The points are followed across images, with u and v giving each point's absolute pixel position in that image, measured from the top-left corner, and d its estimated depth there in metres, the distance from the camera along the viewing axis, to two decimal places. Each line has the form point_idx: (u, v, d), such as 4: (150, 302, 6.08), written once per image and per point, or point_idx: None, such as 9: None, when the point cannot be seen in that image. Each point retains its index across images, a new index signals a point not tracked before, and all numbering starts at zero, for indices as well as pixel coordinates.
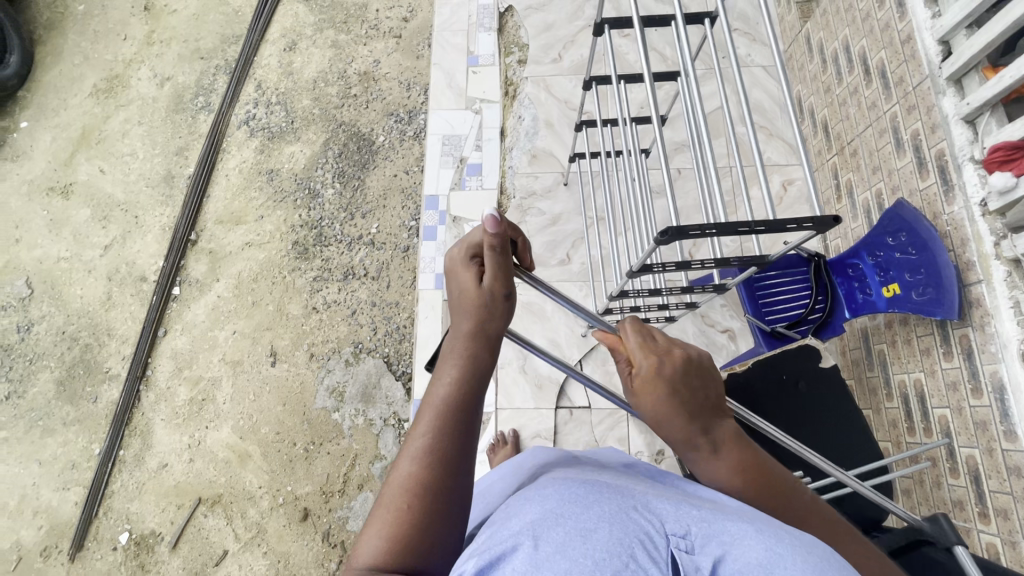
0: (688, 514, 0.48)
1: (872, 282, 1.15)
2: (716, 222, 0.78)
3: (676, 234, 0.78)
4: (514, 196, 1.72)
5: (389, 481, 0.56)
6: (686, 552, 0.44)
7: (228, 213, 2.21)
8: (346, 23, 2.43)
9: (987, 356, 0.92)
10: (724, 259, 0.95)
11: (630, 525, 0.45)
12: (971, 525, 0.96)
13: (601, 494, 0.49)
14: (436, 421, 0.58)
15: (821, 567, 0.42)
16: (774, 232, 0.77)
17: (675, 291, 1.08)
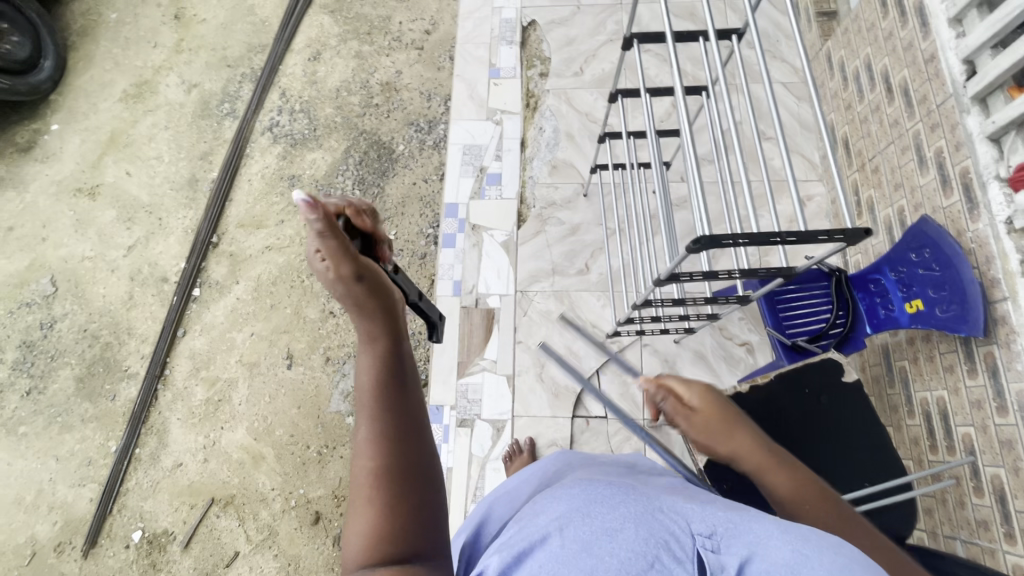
0: (716, 515, 0.47)
1: (895, 297, 1.14)
2: (748, 232, 0.79)
3: (709, 243, 0.79)
4: (534, 206, 1.74)
5: (350, 480, 0.54)
6: (713, 551, 0.43)
7: (249, 217, 2.25)
8: (369, 34, 2.49)
9: (1014, 374, 0.92)
10: (750, 270, 0.96)
11: (656, 526, 0.44)
12: (996, 546, 0.95)
13: (626, 495, 0.49)
14: (373, 402, 0.57)
15: (854, 567, 0.39)
16: (805, 243, 0.77)
17: (698, 302, 1.08)
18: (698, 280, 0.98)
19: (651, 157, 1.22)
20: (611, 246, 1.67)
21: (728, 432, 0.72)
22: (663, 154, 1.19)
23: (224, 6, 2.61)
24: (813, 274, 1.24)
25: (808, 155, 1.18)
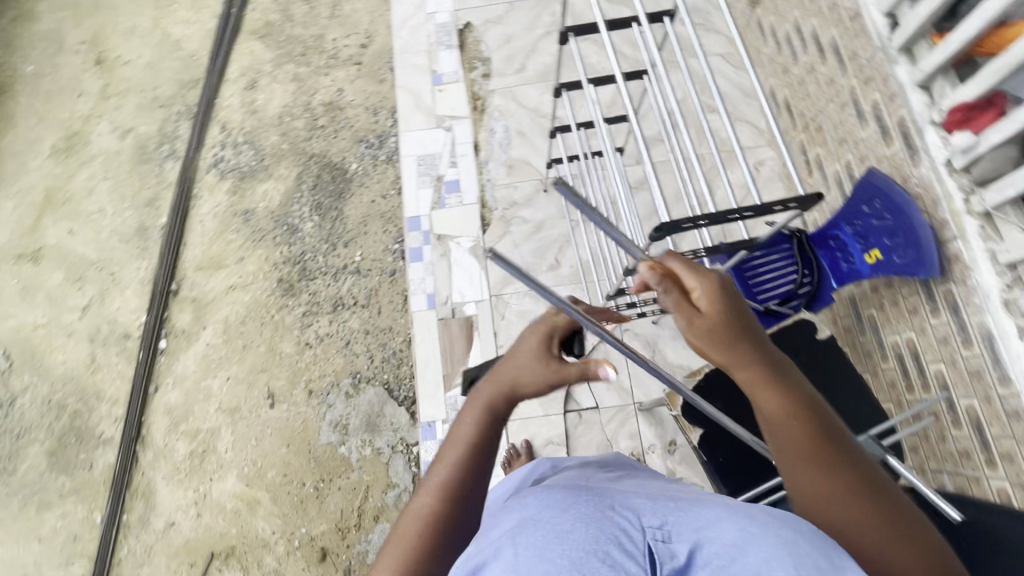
0: (666, 505, 0.49)
1: (854, 250, 1.17)
2: (707, 213, 0.80)
3: (670, 229, 0.80)
4: (496, 208, 1.74)
5: (407, 514, 0.68)
6: (663, 541, 0.45)
7: (207, 258, 2.18)
8: (305, 56, 2.43)
9: (973, 308, 0.96)
10: (714, 247, 0.97)
11: (606, 523, 0.46)
12: (981, 474, 0.99)
13: (576, 495, 0.51)
14: (451, 476, 0.69)
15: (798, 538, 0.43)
16: (762, 216, 0.79)
17: None
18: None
19: (602, 143, 1.20)
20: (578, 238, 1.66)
21: (730, 343, 0.62)
22: (615, 139, 1.17)
23: (147, 44, 2.51)
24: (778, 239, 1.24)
25: (756, 122, 1.19)
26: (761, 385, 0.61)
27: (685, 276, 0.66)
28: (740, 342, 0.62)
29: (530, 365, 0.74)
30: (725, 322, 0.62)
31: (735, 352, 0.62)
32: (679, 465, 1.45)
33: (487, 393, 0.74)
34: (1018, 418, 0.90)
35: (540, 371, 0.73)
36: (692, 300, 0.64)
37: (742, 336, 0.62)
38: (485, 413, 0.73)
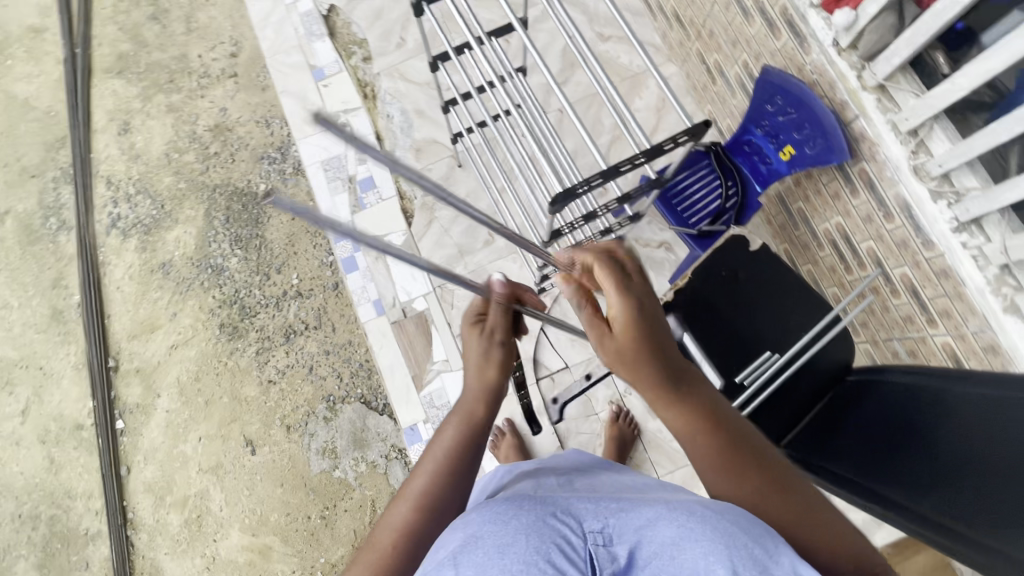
0: (608, 516, 0.59)
1: (769, 150, 1.19)
2: (600, 171, 0.85)
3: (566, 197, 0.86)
4: (416, 196, 1.66)
5: (382, 521, 0.71)
6: (604, 544, 0.55)
7: (138, 325, 2.04)
8: (173, 82, 2.22)
9: (887, 182, 0.97)
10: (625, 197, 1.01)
11: (545, 533, 0.54)
12: (925, 334, 1.04)
13: (519, 506, 0.58)
14: (425, 486, 0.72)
15: (731, 529, 0.53)
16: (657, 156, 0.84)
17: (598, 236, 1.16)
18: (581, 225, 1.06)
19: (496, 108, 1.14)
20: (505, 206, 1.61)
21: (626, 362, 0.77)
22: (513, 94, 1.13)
23: None
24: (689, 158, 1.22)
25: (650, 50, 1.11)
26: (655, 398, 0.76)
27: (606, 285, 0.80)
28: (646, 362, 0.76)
29: (483, 352, 0.79)
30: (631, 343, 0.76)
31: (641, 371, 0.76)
32: None
33: (464, 407, 0.78)
34: (946, 276, 0.93)
35: (497, 367, 0.79)
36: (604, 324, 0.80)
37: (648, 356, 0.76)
38: (462, 426, 0.77)
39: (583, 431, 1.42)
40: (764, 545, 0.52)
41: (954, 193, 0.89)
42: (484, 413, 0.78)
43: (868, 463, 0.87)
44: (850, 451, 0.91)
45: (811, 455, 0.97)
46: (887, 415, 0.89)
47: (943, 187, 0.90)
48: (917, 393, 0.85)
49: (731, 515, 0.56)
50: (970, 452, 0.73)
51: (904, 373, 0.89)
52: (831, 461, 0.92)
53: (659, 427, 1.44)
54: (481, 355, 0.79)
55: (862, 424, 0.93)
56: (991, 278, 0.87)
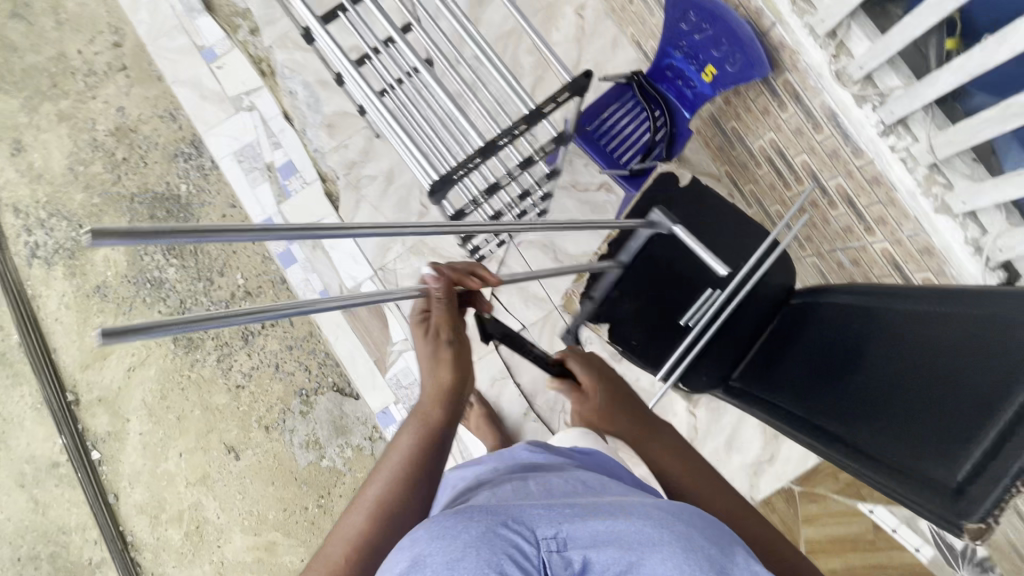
0: (564, 517, 0.55)
1: (691, 73, 1.10)
2: (477, 149, 0.91)
3: (444, 182, 0.91)
4: (340, 175, 1.56)
5: (340, 531, 0.69)
6: (559, 550, 0.52)
7: (88, 353, 1.95)
8: (57, 86, 2.00)
9: (811, 92, 0.91)
10: (524, 162, 0.95)
11: (497, 542, 0.50)
12: (864, 242, 1.02)
13: (469, 515, 0.53)
14: (385, 492, 0.69)
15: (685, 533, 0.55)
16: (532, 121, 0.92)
17: (516, 203, 1.11)
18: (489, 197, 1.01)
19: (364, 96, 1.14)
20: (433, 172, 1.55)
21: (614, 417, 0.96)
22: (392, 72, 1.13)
23: None
24: (598, 106, 1.17)
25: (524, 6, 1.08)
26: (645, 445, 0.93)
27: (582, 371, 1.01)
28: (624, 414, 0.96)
29: (432, 353, 0.76)
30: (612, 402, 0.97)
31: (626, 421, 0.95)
32: None
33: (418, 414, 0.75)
34: (878, 182, 0.90)
35: (450, 369, 0.75)
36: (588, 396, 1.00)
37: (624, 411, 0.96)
38: (417, 434, 0.73)
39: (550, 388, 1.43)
40: (713, 542, 0.56)
41: (878, 94, 0.84)
42: (439, 415, 0.75)
43: (805, 393, 0.90)
44: (789, 379, 0.94)
45: (756, 386, 0.99)
46: (821, 343, 0.91)
47: (867, 89, 0.85)
48: (848, 316, 0.87)
49: (686, 517, 0.58)
50: (895, 382, 0.78)
51: (843, 292, 0.88)
52: (773, 393, 0.95)
53: None
54: (429, 357, 0.76)
55: (801, 352, 0.94)
56: (921, 179, 0.84)
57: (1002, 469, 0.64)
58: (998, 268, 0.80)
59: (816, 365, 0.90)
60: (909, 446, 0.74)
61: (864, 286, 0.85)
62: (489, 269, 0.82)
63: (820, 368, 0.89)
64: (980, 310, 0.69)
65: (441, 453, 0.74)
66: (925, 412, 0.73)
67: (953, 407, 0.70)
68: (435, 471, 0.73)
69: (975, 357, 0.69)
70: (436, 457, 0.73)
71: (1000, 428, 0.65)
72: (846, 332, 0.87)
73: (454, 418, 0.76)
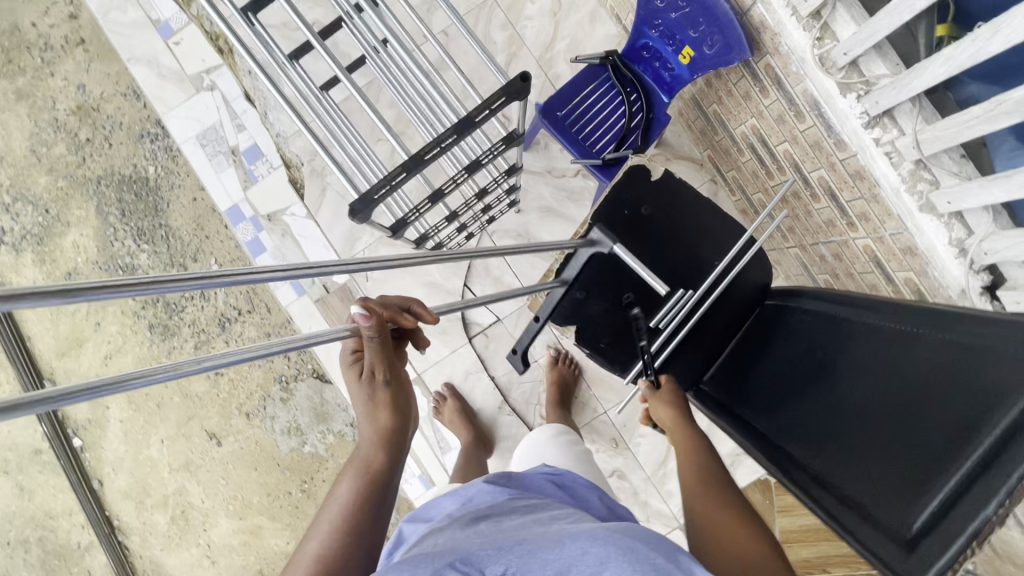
0: (511, 551, 0.52)
1: (668, 54, 1.03)
2: (402, 162, 0.84)
3: (368, 202, 0.86)
4: (306, 161, 1.49)
5: None
6: None
7: (64, 341, 1.93)
8: (13, 63, 1.90)
9: (794, 78, 0.84)
10: (469, 166, 0.88)
11: None
12: (847, 237, 0.97)
13: (411, 566, 0.49)
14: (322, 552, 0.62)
15: (635, 547, 0.53)
16: (469, 130, 0.83)
17: (471, 204, 1.01)
18: (432, 205, 0.92)
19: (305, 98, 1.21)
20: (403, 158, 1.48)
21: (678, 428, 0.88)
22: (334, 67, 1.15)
23: None
24: (570, 87, 1.09)
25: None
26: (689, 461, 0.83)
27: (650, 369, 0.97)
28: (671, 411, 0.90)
29: (368, 396, 0.71)
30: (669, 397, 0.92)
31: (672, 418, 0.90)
32: None
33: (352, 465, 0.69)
34: (861, 177, 0.84)
35: (387, 411, 0.71)
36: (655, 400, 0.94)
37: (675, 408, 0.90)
38: (354, 484, 0.67)
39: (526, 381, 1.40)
40: (663, 552, 0.54)
41: (863, 83, 0.77)
42: (377, 460, 0.69)
43: (774, 407, 0.87)
44: (759, 390, 0.91)
45: (725, 393, 0.96)
46: (793, 356, 0.89)
47: (852, 77, 0.78)
48: (822, 326, 0.86)
49: (632, 531, 0.55)
50: (867, 407, 0.74)
51: (813, 300, 0.88)
52: (740, 403, 0.93)
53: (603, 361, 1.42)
54: (365, 402, 0.71)
55: (774, 364, 0.92)
56: (905, 175, 0.78)
57: (957, 526, 0.57)
58: (983, 270, 0.75)
59: (790, 378, 0.87)
60: (868, 482, 0.68)
61: (835, 293, 0.85)
62: (424, 303, 0.74)
63: (793, 382, 0.87)
64: (964, 336, 0.66)
65: (384, 504, 0.68)
66: (891, 446, 0.68)
67: (922, 443, 0.65)
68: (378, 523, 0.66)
69: (951, 390, 0.65)
70: (379, 504, 0.67)
71: (962, 473, 0.59)
72: (820, 347, 0.85)
73: (397, 464, 0.70)
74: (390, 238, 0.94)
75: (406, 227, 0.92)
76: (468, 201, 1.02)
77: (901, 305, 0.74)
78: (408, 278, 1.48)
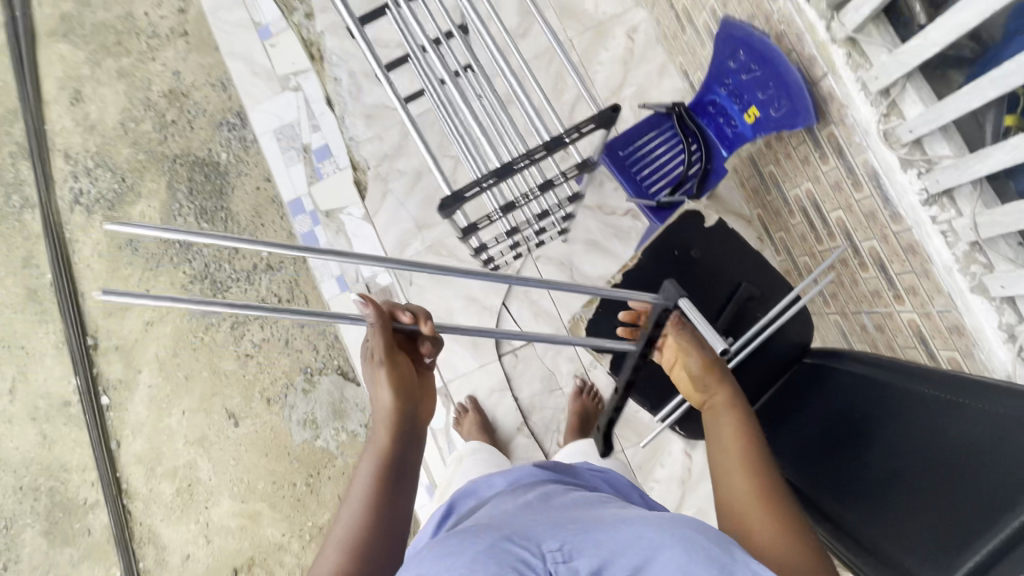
0: (569, 531, 0.61)
1: (734, 112, 1.08)
2: (493, 169, 0.89)
3: (455, 200, 0.90)
4: (372, 166, 1.59)
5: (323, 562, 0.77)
6: (564, 560, 0.56)
7: (112, 302, 2.02)
8: (121, 44, 2.09)
9: (856, 148, 0.88)
10: (544, 184, 0.93)
11: (506, 556, 0.54)
12: (891, 309, 0.97)
13: (477, 537, 0.58)
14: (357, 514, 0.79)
15: (685, 532, 0.59)
16: (557, 148, 0.89)
17: (532, 222, 1.06)
18: (502, 216, 0.97)
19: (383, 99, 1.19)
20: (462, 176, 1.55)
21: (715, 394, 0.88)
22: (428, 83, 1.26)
23: None
24: (636, 131, 1.14)
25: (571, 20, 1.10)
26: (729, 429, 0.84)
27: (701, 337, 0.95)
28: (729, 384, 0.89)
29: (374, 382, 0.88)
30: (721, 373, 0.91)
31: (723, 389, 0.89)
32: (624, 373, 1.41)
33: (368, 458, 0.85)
34: (914, 251, 0.86)
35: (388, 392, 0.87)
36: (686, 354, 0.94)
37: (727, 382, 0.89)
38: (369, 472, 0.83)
39: (548, 407, 1.42)
40: (717, 543, 0.59)
41: (925, 161, 0.80)
42: (386, 447, 0.86)
43: (812, 459, 0.99)
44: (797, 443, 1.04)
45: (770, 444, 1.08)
46: (833, 415, 1.00)
47: (914, 154, 0.80)
48: (860, 392, 0.98)
49: (685, 528, 0.61)
50: (899, 461, 0.85)
51: (857, 365, 1.00)
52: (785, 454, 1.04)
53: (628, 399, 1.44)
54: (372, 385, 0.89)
55: (809, 419, 1.05)
56: (959, 255, 0.79)
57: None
58: None
59: (827, 433, 0.99)
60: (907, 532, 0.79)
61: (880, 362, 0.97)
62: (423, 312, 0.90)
63: (830, 437, 0.98)
64: (990, 413, 0.76)
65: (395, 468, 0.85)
66: (928, 500, 0.78)
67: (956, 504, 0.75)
68: (395, 484, 0.84)
69: (980, 457, 0.75)
70: (388, 488, 0.82)
71: (998, 538, 0.68)
72: (859, 410, 0.96)
73: (400, 434, 0.88)
74: (458, 238, 0.98)
75: (476, 232, 0.96)
76: (529, 221, 1.08)
77: (941, 377, 0.84)
78: (448, 289, 1.54)
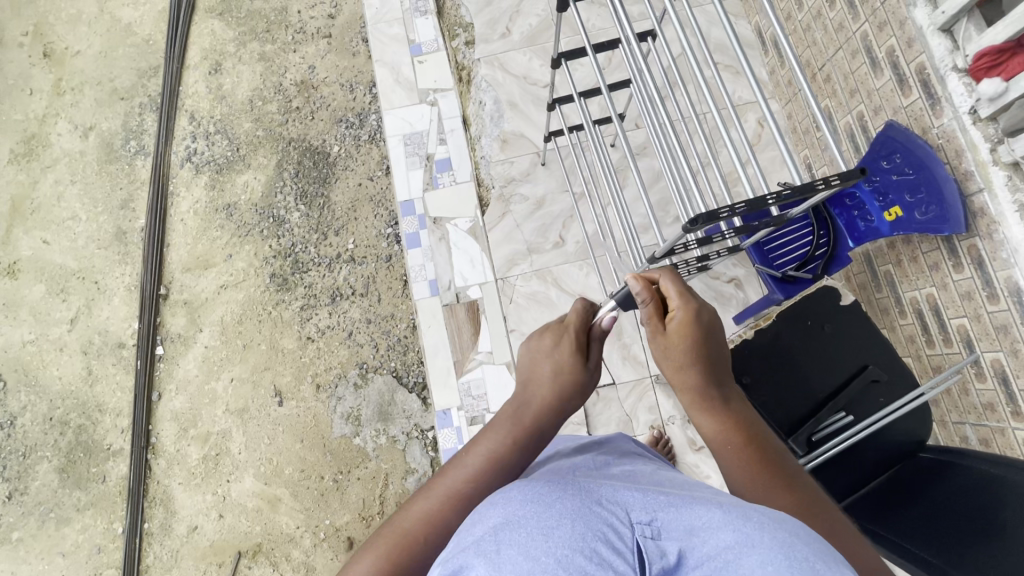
0: (659, 507, 0.53)
1: (872, 208, 1.21)
2: (745, 199, 0.74)
3: (707, 219, 0.73)
4: (493, 185, 1.77)
5: (412, 506, 0.68)
6: (652, 538, 0.49)
7: (194, 258, 2.08)
8: (269, 32, 2.25)
9: (999, 263, 0.97)
10: (746, 228, 0.86)
11: (592, 519, 0.48)
12: (1005, 425, 1.04)
13: (563, 490, 0.52)
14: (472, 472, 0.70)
15: (789, 539, 0.46)
16: (802, 197, 0.74)
17: (692, 262, 1.07)
18: (693, 248, 0.95)
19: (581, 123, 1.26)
20: (582, 210, 1.70)
21: (680, 371, 0.74)
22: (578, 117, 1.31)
23: (96, 31, 2.30)
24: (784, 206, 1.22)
25: (791, 59, 1.09)
26: (701, 412, 0.72)
27: (672, 294, 0.76)
28: (693, 359, 0.73)
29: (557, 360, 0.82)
30: (688, 349, 0.73)
31: (686, 374, 0.73)
32: (700, 433, 1.47)
33: (530, 412, 0.78)
34: None
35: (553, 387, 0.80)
36: (661, 328, 0.76)
37: (701, 359, 0.73)
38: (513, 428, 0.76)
39: None
40: (823, 561, 0.45)
41: None
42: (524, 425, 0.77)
43: (943, 546, 0.87)
44: (915, 526, 0.93)
45: (880, 525, 0.97)
46: (945, 502, 0.94)
47: None
48: (998, 489, 0.89)
49: (789, 525, 0.48)
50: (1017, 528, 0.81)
51: (982, 462, 0.94)
52: (887, 526, 0.96)
53: (696, 461, 1.46)
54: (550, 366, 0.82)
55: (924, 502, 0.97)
56: None
57: None
58: None
59: (957, 521, 0.89)
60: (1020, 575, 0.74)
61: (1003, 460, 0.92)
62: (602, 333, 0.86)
63: (966, 525, 0.87)
64: None
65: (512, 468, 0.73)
66: None
67: None
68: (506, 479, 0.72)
69: None
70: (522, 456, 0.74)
71: None
72: (1004, 505, 0.86)
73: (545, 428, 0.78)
74: (647, 256, 0.97)
75: (670, 255, 0.93)
76: (687, 259, 1.09)
77: None
78: (546, 315, 1.65)
